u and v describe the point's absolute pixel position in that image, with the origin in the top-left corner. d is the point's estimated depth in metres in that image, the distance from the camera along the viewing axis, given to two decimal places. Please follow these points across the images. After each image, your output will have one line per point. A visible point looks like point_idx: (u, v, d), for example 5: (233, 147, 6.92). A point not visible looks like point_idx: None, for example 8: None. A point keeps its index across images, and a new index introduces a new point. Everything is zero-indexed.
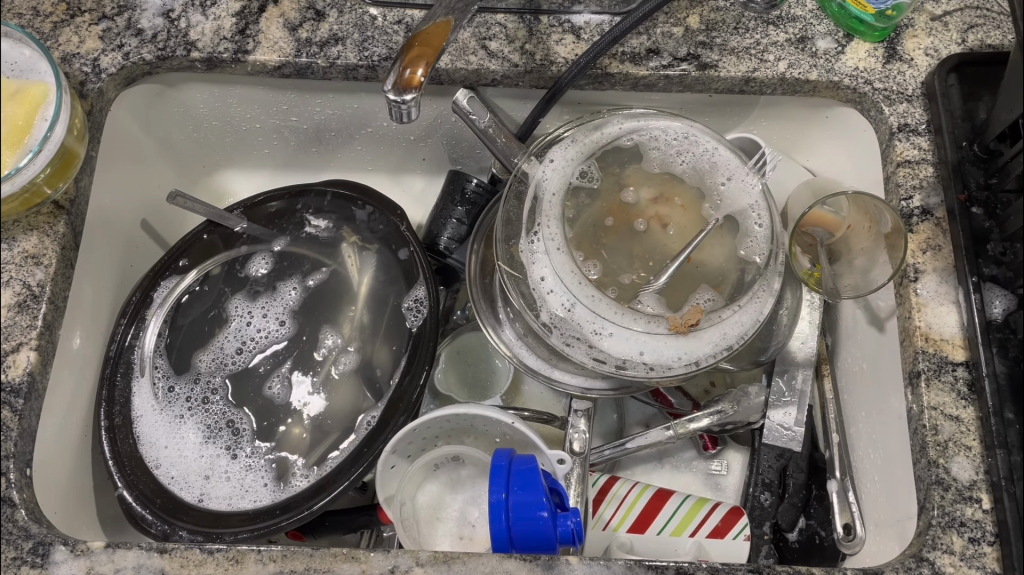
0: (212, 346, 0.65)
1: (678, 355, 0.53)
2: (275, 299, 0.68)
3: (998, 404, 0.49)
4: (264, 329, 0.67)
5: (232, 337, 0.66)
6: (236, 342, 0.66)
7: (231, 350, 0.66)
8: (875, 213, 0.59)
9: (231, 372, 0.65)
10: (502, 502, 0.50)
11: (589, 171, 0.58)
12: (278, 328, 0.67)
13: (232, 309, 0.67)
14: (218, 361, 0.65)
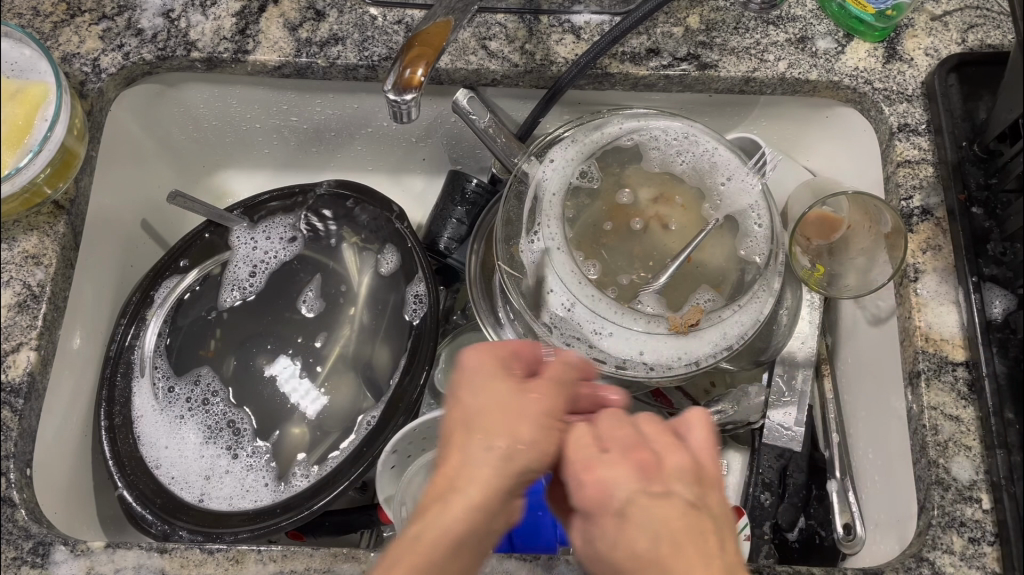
0: (226, 275, 0.68)
1: (678, 355, 0.53)
2: (276, 221, 0.70)
3: (998, 405, 0.49)
4: (271, 251, 0.69)
5: (243, 263, 0.69)
6: (248, 267, 0.69)
7: (244, 275, 0.68)
8: (875, 212, 0.59)
9: (250, 295, 0.68)
10: None
11: (589, 171, 0.58)
12: (284, 248, 0.70)
13: (235, 238, 0.69)
14: (235, 286, 0.68)
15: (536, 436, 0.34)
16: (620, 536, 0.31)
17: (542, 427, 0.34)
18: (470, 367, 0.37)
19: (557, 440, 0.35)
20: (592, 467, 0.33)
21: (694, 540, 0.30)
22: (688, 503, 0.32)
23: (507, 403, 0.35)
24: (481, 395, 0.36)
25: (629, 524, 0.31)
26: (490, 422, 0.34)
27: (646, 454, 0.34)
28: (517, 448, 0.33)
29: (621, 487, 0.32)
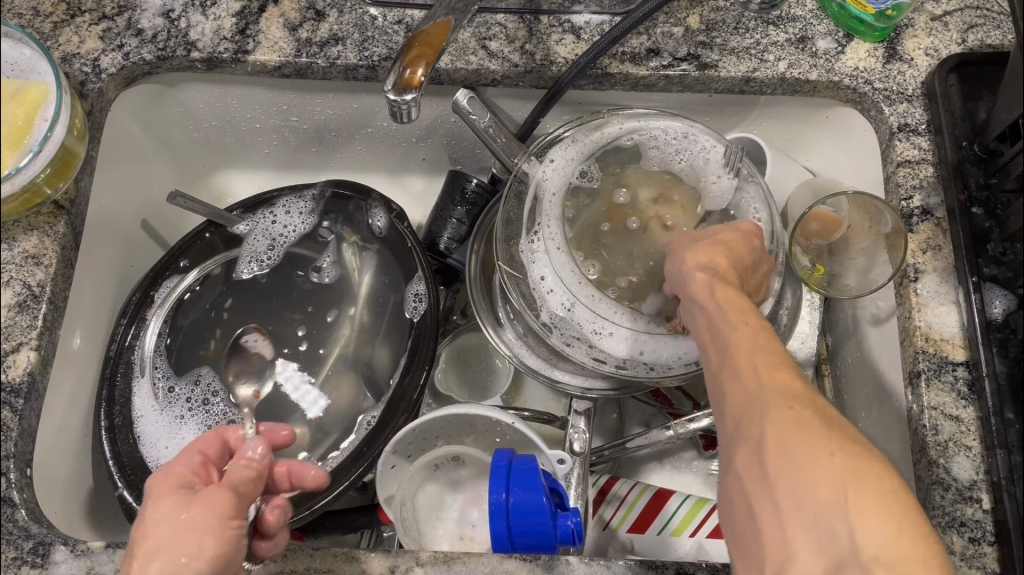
0: (244, 246, 0.69)
1: (677, 355, 0.54)
2: (297, 195, 0.71)
3: (998, 405, 0.49)
4: (289, 226, 0.70)
5: (261, 236, 0.70)
6: (266, 241, 0.70)
7: (262, 248, 0.69)
8: (875, 213, 0.59)
9: (267, 268, 0.69)
10: (502, 502, 0.50)
11: (589, 171, 0.58)
12: (303, 224, 0.70)
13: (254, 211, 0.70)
14: (252, 258, 0.69)
15: (747, 338, 0.38)
16: (751, 389, 0.36)
17: (751, 323, 0.39)
18: (721, 233, 0.48)
19: (229, 547, 0.40)
20: (778, 378, 0.36)
21: (807, 412, 0.35)
22: (840, 430, 0.35)
23: (169, 521, 0.40)
24: (157, 520, 0.40)
25: (788, 413, 0.34)
26: (169, 524, 0.40)
27: (793, 373, 0.37)
28: (723, 300, 0.41)
29: (762, 384, 0.36)
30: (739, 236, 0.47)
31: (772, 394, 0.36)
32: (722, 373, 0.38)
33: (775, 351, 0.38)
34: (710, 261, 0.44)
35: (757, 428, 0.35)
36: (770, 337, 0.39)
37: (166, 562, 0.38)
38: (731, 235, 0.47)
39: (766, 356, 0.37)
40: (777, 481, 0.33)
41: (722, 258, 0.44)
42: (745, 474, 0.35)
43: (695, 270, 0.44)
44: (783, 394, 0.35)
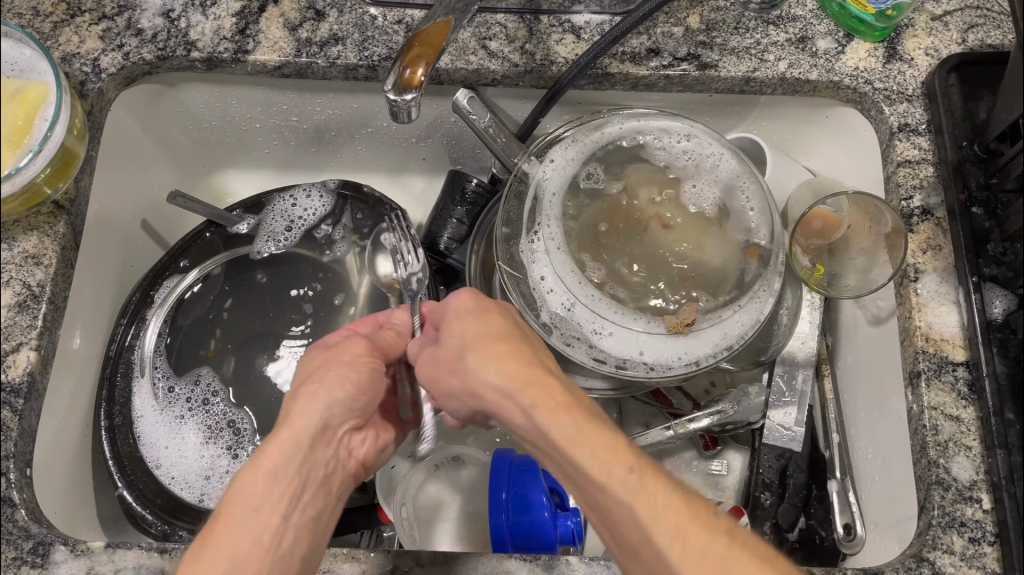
0: (262, 226, 0.70)
1: (677, 355, 0.53)
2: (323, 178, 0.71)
3: (998, 405, 0.49)
4: (309, 208, 0.70)
5: (280, 217, 0.70)
6: (285, 222, 0.70)
7: (280, 228, 0.70)
8: (876, 213, 0.59)
9: (282, 248, 0.69)
10: (500, 502, 0.52)
11: (591, 172, 0.58)
12: (322, 207, 0.70)
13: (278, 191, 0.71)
14: (269, 237, 0.69)
15: (557, 400, 0.40)
16: (565, 462, 0.39)
17: (524, 389, 0.40)
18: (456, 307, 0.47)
19: (371, 379, 0.48)
20: (589, 447, 0.38)
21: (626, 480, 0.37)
22: (679, 493, 0.37)
23: (322, 361, 0.48)
24: (311, 365, 0.48)
25: (612, 495, 0.37)
26: (317, 382, 0.46)
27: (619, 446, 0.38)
28: (526, 381, 0.41)
29: (585, 454, 0.38)
30: (481, 312, 0.46)
31: (580, 451, 0.38)
32: (541, 440, 0.40)
33: (591, 431, 0.38)
34: (468, 340, 0.44)
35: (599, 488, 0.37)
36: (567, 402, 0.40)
37: (304, 415, 0.44)
38: (465, 321, 0.45)
39: (593, 442, 0.38)
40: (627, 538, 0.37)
41: (493, 324, 0.45)
42: (605, 522, 0.39)
43: (470, 357, 0.43)
44: (603, 451, 0.38)
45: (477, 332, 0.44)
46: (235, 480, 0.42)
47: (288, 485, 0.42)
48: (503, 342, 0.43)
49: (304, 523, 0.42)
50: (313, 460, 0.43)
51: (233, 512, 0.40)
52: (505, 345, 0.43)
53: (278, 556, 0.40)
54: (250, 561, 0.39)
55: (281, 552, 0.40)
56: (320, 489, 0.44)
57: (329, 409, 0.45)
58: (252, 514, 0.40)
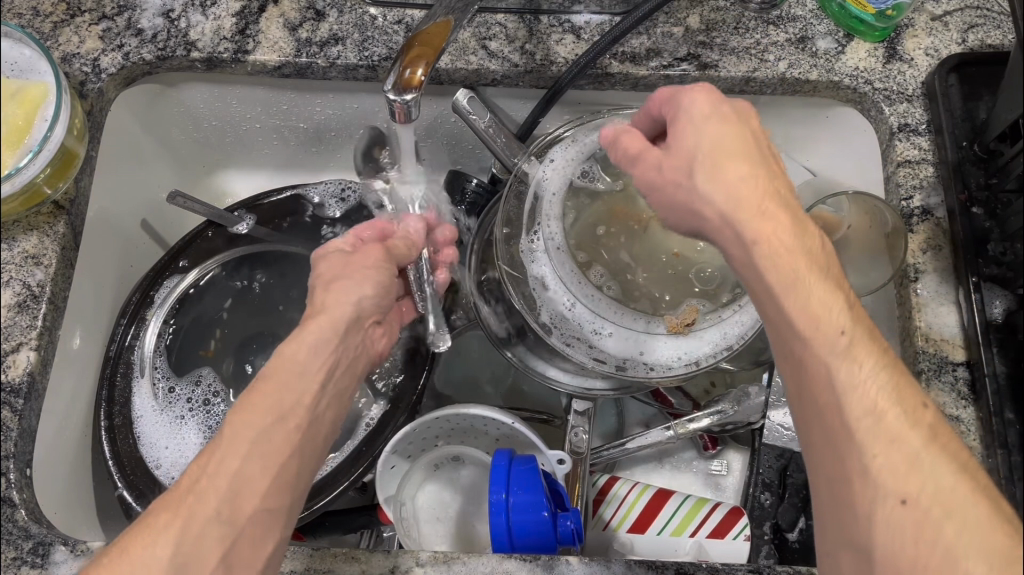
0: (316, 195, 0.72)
1: (677, 355, 0.53)
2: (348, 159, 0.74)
3: (999, 405, 0.49)
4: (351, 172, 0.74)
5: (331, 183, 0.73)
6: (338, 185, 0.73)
7: (338, 192, 0.72)
8: (876, 213, 0.59)
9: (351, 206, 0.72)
10: (502, 502, 0.51)
11: (590, 171, 0.57)
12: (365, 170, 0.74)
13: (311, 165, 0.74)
14: (333, 201, 0.72)
15: (836, 317, 0.36)
16: (833, 387, 0.35)
17: (805, 286, 0.36)
18: (693, 109, 0.41)
19: (385, 281, 0.51)
20: (857, 379, 0.35)
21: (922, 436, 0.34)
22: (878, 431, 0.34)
23: (343, 265, 0.51)
24: (332, 269, 0.51)
25: (883, 436, 0.34)
26: (343, 281, 0.49)
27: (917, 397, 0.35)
28: (774, 246, 0.36)
29: (874, 395, 0.34)
30: (714, 102, 0.41)
31: (839, 375, 0.35)
32: (764, 297, 0.37)
33: (891, 376, 0.35)
34: (728, 199, 0.38)
35: (835, 419, 0.35)
36: (849, 296, 0.37)
37: (338, 306, 0.47)
38: (699, 100, 0.41)
39: (883, 383, 0.35)
40: (851, 466, 0.35)
41: (773, 182, 0.38)
42: (813, 425, 0.37)
43: (700, 174, 0.39)
44: (900, 403, 0.34)
45: (762, 194, 0.38)
46: (279, 352, 0.45)
47: (326, 359, 0.45)
48: (784, 211, 0.37)
49: (333, 391, 0.46)
50: (342, 346, 0.47)
51: (280, 376, 0.43)
52: (793, 223, 0.37)
53: (315, 413, 0.44)
54: (297, 414, 0.43)
55: (317, 411, 0.44)
56: (347, 370, 0.48)
57: (359, 303, 0.48)
58: (296, 382, 0.43)
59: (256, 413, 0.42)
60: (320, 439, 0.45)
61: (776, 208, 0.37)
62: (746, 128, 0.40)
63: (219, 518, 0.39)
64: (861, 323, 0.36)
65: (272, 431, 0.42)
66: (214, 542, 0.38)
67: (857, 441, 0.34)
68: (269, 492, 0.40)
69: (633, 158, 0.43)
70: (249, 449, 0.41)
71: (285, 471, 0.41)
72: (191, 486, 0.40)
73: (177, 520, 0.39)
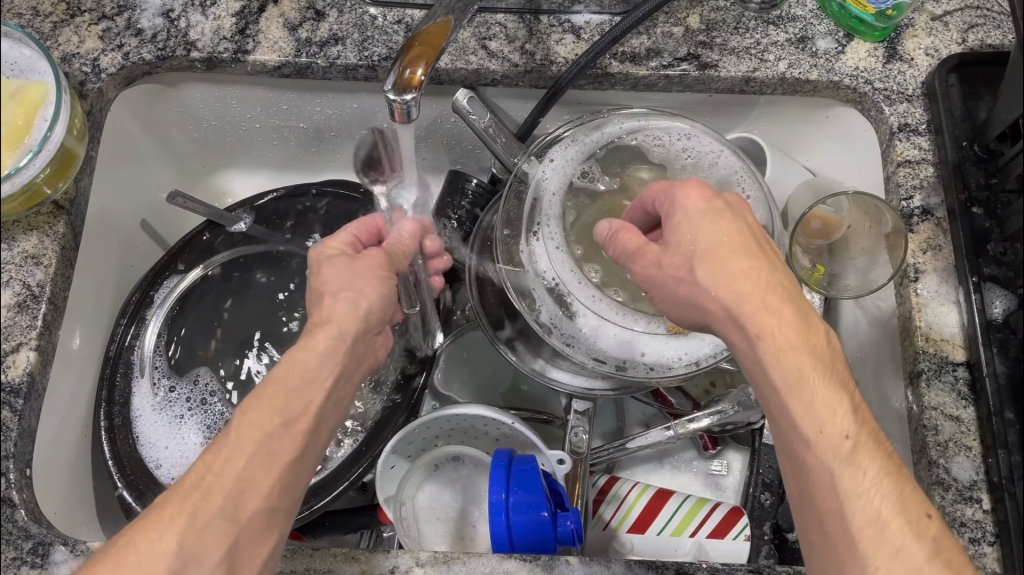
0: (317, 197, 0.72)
1: (678, 355, 0.54)
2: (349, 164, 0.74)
3: (999, 405, 0.49)
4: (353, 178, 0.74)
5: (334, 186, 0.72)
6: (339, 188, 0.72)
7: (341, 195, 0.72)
8: (876, 213, 0.59)
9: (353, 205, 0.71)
10: (502, 502, 0.51)
11: (590, 171, 0.58)
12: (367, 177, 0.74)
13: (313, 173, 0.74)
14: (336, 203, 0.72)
15: (840, 420, 0.40)
16: (836, 488, 0.39)
17: (807, 388, 0.40)
18: (687, 205, 0.46)
19: (387, 290, 0.51)
20: (858, 481, 0.39)
21: (920, 544, 0.38)
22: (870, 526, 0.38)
23: (349, 273, 0.50)
24: (337, 276, 0.50)
25: (886, 545, 0.37)
26: (352, 291, 0.49)
27: (917, 503, 0.39)
28: (775, 340, 0.41)
29: (874, 497, 0.38)
30: (711, 202, 0.46)
31: (842, 476, 0.39)
32: (768, 391, 0.42)
33: (891, 479, 0.39)
34: (731, 295, 0.43)
35: (836, 518, 0.39)
36: (853, 398, 0.41)
37: (347, 319, 0.48)
38: (699, 202, 0.46)
39: (886, 493, 0.39)
40: (850, 565, 0.38)
41: (778, 284, 0.43)
42: (810, 519, 0.41)
43: (701, 269, 0.44)
44: (899, 509, 0.38)
45: (766, 294, 0.42)
46: (290, 354, 0.46)
47: (335, 366, 0.46)
48: (790, 313, 0.42)
49: (340, 397, 0.47)
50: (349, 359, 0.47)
51: (289, 379, 0.45)
52: (798, 323, 0.42)
53: (321, 419, 0.45)
54: (305, 418, 0.44)
55: (324, 417, 0.46)
56: (354, 376, 0.49)
57: (368, 314, 0.49)
58: (306, 387, 0.45)
59: (264, 414, 0.43)
60: (323, 442, 0.46)
61: (783, 310, 0.42)
62: (740, 225, 0.45)
63: (224, 515, 0.40)
64: (864, 426, 0.40)
65: (280, 434, 0.43)
66: (217, 537, 0.40)
67: (859, 544, 0.38)
68: (271, 494, 0.42)
69: (631, 255, 0.47)
70: (256, 450, 0.42)
71: (287, 473, 0.43)
72: (197, 481, 0.41)
73: (183, 514, 0.40)
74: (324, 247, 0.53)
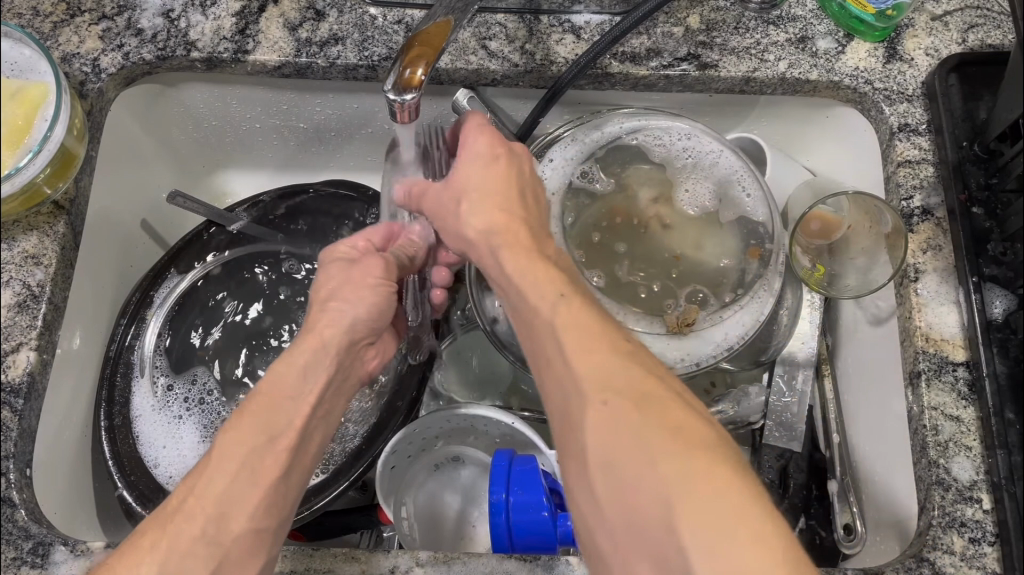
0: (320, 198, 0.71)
1: (678, 356, 0.53)
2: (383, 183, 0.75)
3: (999, 405, 0.49)
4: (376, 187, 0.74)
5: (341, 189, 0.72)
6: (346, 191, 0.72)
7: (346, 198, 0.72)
8: (875, 213, 0.59)
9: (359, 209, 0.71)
10: (502, 502, 0.51)
11: (589, 172, 0.58)
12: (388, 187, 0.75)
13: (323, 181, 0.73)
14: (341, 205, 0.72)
15: (607, 352, 0.39)
16: (584, 412, 0.38)
17: (569, 319, 0.40)
18: (460, 180, 0.51)
19: (383, 301, 0.52)
20: (619, 427, 0.36)
21: (700, 484, 0.34)
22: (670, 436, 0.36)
23: (345, 280, 0.52)
24: (333, 280, 0.52)
25: (640, 454, 0.35)
26: (338, 301, 0.51)
27: (686, 439, 0.36)
28: (538, 282, 0.43)
29: (636, 436, 0.36)
30: (493, 159, 0.51)
31: (591, 428, 0.37)
32: (537, 332, 0.42)
33: (663, 419, 0.36)
34: (515, 253, 0.45)
35: (614, 471, 0.36)
36: (624, 350, 0.40)
37: (329, 329, 0.50)
38: (474, 168, 0.51)
39: (669, 406, 0.37)
40: (610, 479, 0.36)
41: (522, 254, 0.45)
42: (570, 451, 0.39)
43: (501, 232, 0.47)
44: (641, 417, 0.36)
45: (522, 268, 0.44)
46: (273, 370, 0.47)
47: (317, 380, 0.47)
48: (548, 280, 0.43)
49: (322, 413, 0.48)
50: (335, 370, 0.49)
51: (270, 394, 0.46)
52: (549, 270, 0.43)
53: (303, 435, 0.46)
54: (288, 434, 0.45)
55: (307, 430, 0.46)
56: (336, 389, 0.50)
57: (352, 323, 0.50)
58: (287, 403, 0.46)
59: (246, 432, 0.44)
60: (307, 460, 0.47)
61: (551, 279, 0.43)
62: (483, 197, 0.49)
63: (206, 537, 0.41)
64: (626, 351, 0.39)
65: (262, 452, 0.44)
66: (198, 560, 0.40)
67: (629, 460, 0.36)
68: (256, 514, 0.42)
69: (442, 223, 0.52)
70: (238, 467, 0.42)
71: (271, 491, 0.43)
72: (179, 505, 0.42)
73: (164, 539, 0.40)
74: (332, 248, 0.55)
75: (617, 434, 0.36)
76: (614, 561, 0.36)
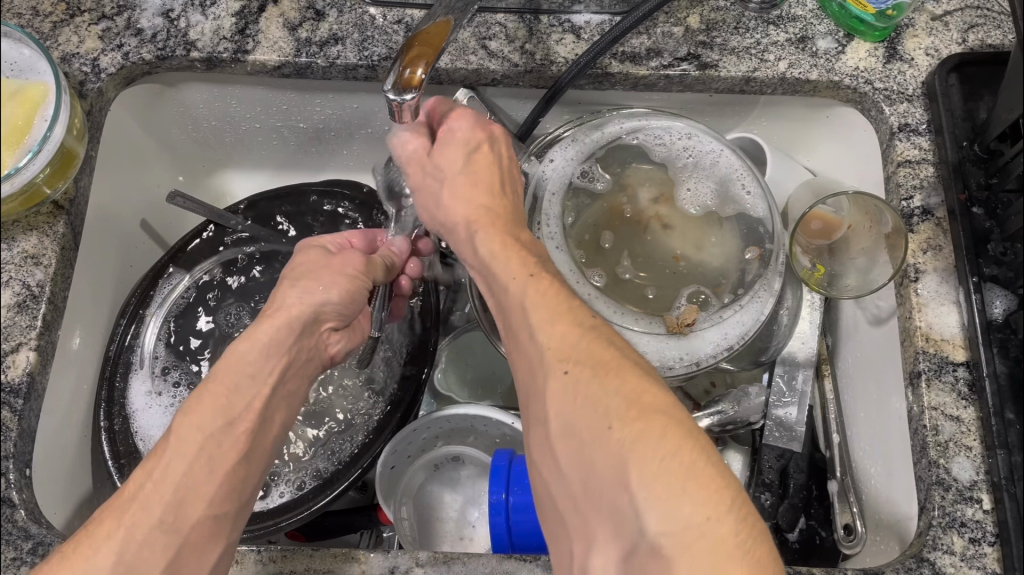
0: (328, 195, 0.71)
1: (678, 355, 0.53)
2: None
3: (999, 405, 0.49)
4: None
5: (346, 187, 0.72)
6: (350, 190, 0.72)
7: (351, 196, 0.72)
8: (875, 213, 0.59)
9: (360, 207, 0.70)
10: (502, 502, 0.52)
11: (590, 171, 0.58)
12: None
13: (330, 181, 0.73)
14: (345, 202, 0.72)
15: (558, 325, 0.41)
16: (544, 381, 0.39)
17: (529, 298, 0.42)
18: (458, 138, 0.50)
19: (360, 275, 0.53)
20: (579, 394, 0.38)
21: (654, 443, 0.35)
22: (624, 394, 0.37)
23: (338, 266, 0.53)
24: (305, 265, 0.54)
25: (595, 412, 0.37)
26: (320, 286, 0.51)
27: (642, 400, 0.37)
28: (501, 264, 0.45)
29: (593, 402, 0.37)
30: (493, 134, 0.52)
31: (554, 396, 0.38)
32: (506, 315, 0.44)
33: (619, 385, 0.38)
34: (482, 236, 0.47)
35: (575, 436, 0.37)
36: (586, 324, 0.41)
37: (297, 307, 0.50)
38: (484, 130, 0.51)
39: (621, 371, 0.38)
40: (569, 440, 0.37)
41: (495, 233, 0.46)
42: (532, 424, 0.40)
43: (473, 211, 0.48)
44: (597, 383, 0.38)
45: (494, 248, 0.46)
46: (232, 348, 0.48)
47: (278, 361, 0.48)
48: (519, 259, 0.44)
49: (281, 398, 0.49)
50: (297, 346, 0.50)
51: (228, 375, 0.46)
52: (512, 251, 0.45)
53: (260, 418, 0.47)
54: (247, 417, 0.46)
55: (266, 413, 0.47)
56: (297, 370, 0.51)
57: (324, 303, 0.51)
58: (250, 381, 0.47)
59: (205, 415, 0.44)
60: (267, 443, 0.48)
61: (521, 257, 0.45)
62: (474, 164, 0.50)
63: (163, 526, 0.41)
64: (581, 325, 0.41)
65: (221, 435, 0.44)
66: (157, 549, 0.40)
67: (588, 422, 0.37)
68: (213, 501, 0.43)
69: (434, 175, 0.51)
70: (197, 451, 0.43)
71: (229, 477, 0.44)
72: (136, 492, 0.42)
73: (119, 529, 0.40)
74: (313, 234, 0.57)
75: (575, 399, 0.38)
76: (575, 521, 0.37)
